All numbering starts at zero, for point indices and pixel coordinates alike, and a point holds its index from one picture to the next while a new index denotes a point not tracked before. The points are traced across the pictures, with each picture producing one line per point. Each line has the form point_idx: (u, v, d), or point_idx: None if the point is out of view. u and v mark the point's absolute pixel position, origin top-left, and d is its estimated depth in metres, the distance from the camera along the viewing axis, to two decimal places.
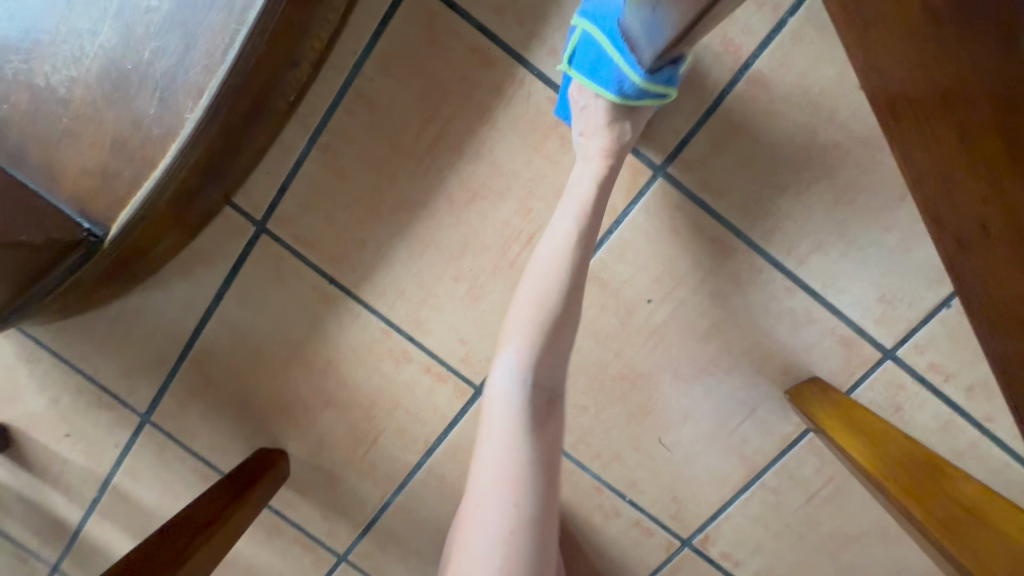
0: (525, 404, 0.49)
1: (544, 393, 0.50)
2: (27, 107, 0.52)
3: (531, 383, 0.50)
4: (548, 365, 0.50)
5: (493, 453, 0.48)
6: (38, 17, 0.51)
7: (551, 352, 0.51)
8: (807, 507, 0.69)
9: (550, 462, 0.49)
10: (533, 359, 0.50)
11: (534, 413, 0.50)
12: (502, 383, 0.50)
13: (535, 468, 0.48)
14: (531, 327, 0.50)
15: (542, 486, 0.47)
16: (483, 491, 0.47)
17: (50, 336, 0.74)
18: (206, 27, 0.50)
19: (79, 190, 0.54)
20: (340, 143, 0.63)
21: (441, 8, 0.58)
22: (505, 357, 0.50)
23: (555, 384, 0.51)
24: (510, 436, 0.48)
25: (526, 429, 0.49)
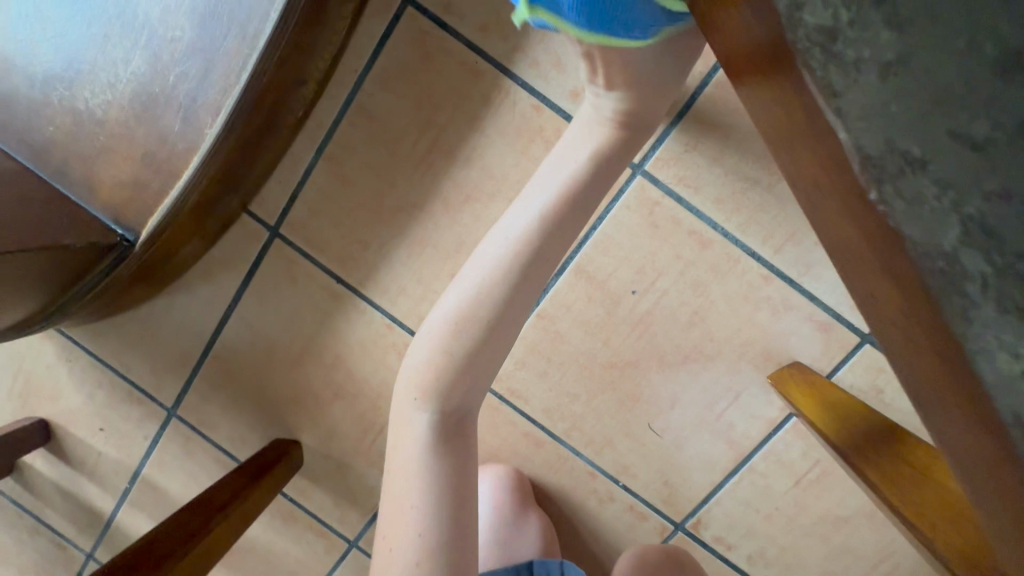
0: (432, 426, 0.49)
1: (455, 413, 0.50)
2: (70, 128, 0.59)
3: (441, 403, 0.50)
4: (457, 388, 0.49)
5: (399, 471, 0.49)
6: (78, 49, 0.58)
7: (463, 374, 0.49)
8: (795, 490, 0.71)
9: (459, 484, 0.49)
10: (439, 381, 0.49)
11: (443, 435, 0.50)
12: (411, 401, 0.50)
13: (442, 490, 0.48)
14: (438, 348, 0.49)
15: (449, 508, 0.48)
16: (392, 504, 0.49)
17: (87, 337, 0.82)
18: (223, 53, 0.56)
19: (113, 200, 0.61)
20: (344, 153, 0.69)
21: (433, 27, 0.64)
22: (413, 377, 0.50)
23: (463, 401, 0.50)
24: (417, 458, 0.49)
25: (431, 451, 0.49)
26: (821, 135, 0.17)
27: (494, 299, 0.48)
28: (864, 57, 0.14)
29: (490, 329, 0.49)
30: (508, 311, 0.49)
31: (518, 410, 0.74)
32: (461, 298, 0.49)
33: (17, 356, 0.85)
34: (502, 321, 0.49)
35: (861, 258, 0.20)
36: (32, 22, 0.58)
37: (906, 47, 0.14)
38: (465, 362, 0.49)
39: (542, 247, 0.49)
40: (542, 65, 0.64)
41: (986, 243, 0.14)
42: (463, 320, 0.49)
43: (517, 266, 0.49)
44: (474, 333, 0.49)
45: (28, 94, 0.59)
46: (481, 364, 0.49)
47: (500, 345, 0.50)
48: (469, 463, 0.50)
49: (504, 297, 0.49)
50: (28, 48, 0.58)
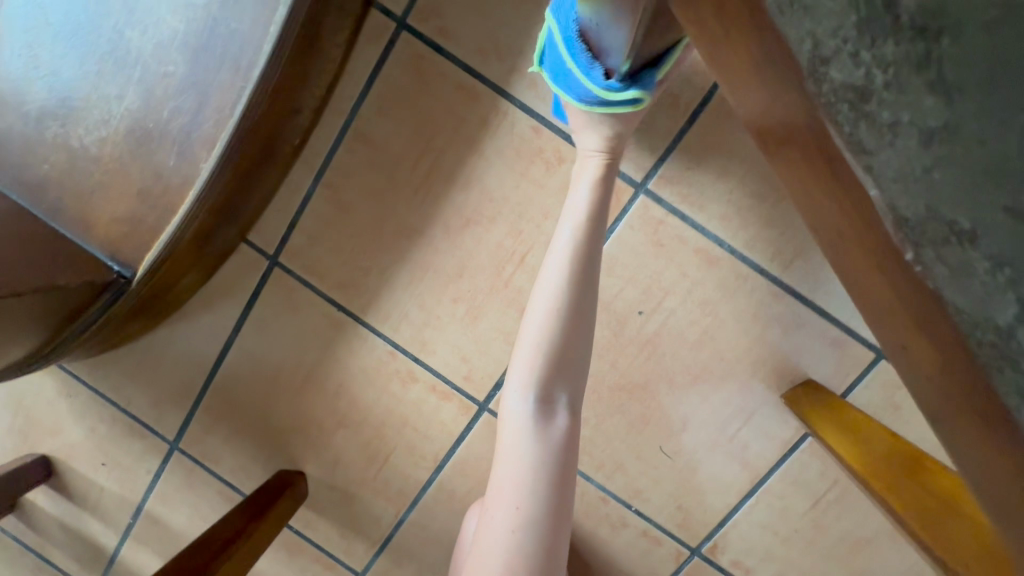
0: (534, 414, 0.52)
1: (555, 401, 0.53)
2: (64, 165, 0.58)
3: (542, 394, 0.53)
4: (553, 378, 0.53)
5: (506, 459, 0.52)
6: (70, 85, 0.57)
7: (558, 368, 0.53)
8: (814, 512, 0.69)
9: (559, 468, 0.51)
10: (538, 376, 0.53)
11: (545, 422, 0.52)
12: (513, 393, 0.53)
13: (546, 472, 0.51)
14: (533, 342, 0.54)
15: (552, 488, 0.50)
16: (496, 492, 0.51)
17: (88, 371, 0.81)
18: (217, 86, 0.55)
19: (109, 235, 0.60)
20: (342, 180, 0.68)
21: (428, 51, 0.64)
22: (513, 371, 0.54)
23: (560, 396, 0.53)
24: (521, 443, 0.52)
25: (535, 437, 0.52)
26: (847, 185, 0.16)
27: (568, 295, 0.54)
28: (904, 120, 0.13)
29: (573, 326, 0.54)
30: (580, 305, 0.54)
31: None
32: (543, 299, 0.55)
33: (17, 392, 0.83)
34: (582, 313, 0.54)
35: (890, 310, 0.19)
36: (22, 58, 0.57)
37: (956, 116, 0.12)
38: (560, 352, 0.53)
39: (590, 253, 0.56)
40: (539, 85, 0.63)
41: None
42: (550, 316, 0.54)
43: (579, 267, 0.55)
44: (560, 325, 0.53)
45: (21, 131, 0.58)
46: (572, 354, 0.53)
47: (585, 338, 0.54)
48: (572, 450, 0.52)
49: (576, 291, 0.54)
50: (20, 85, 0.58)
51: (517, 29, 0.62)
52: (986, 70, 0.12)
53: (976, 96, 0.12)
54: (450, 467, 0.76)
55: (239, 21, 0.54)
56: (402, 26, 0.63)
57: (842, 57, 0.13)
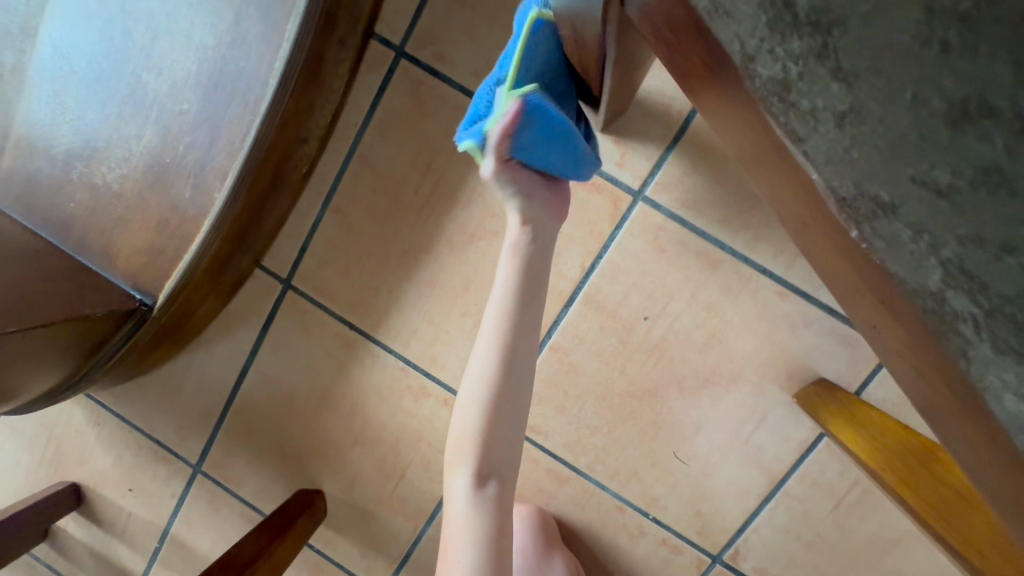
0: (472, 481, 0.51)
1: (492, 470, 0.51)
2: (89, 202, 0.62)
3: (480, 459, 0.51)
4: (489, 443, 0.51)
5: (447, 530, 0.52)
6: (94, 127, 0.61)
7: (493, 432, 0.52)
8: (836, 514, 0.68)
9: (501, 531, 0.51)
10: (473, 446, 0.51)
11: (484, 490, 0.51)
12: (449, 465, 0.52)
13: (488, 537, 0.50)
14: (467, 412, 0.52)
15: (494, 552, 0.50)
16: (442, 561, 0.51)
17: (115, 400, 0.84)
18: (227, 121, 0.59)
19: (131, 266, 0.63)
20: (349, 203, 0.71)
21: (426, 77, 0.66)
22: (451, 441, 0.53)
23: (499, 459, 0.52)
24: (460, 516, 0.51)
25: (472, 509, 0.51)
26: (793, 171, 0.17)
27: (500, 359, 0.53)
28: (819, 106, 0.14)
29: (506, 385, 0.52)
30: (514, 362, 0.53)
31: (538, 445, 0.73)
32: (477, 363, 0.54)
33: (49, 422, 0.87)
34: (513, 379, 0.53)
35: (855, 289, 0.20)
36: (50, 106, 0.62)
37: (857, 97, 0.14)
38: (495, 420, 0.52)
39: (526, 305, 0.54)
40: None
41: (972, 285, 0.14)
42: (484, 384, 0.52)
43: (511, 326, 0.54)
44: (494, 394, 0.52)
45: (50, 173, 0.62)
46: (507, 422, 0.52)
47: (521, 404, 0.53)
48: (510, 515, 0.52)
49: (507, 354, 0.53)
50: (48, 130, 0.62)
51: None
52: (871, 55, 0.13)
53: (867, 80, 0.13)
54: None
55: (247, 59, 0.57)
56: (401, 54, 0.66)
57: (762, 55, 0.14)
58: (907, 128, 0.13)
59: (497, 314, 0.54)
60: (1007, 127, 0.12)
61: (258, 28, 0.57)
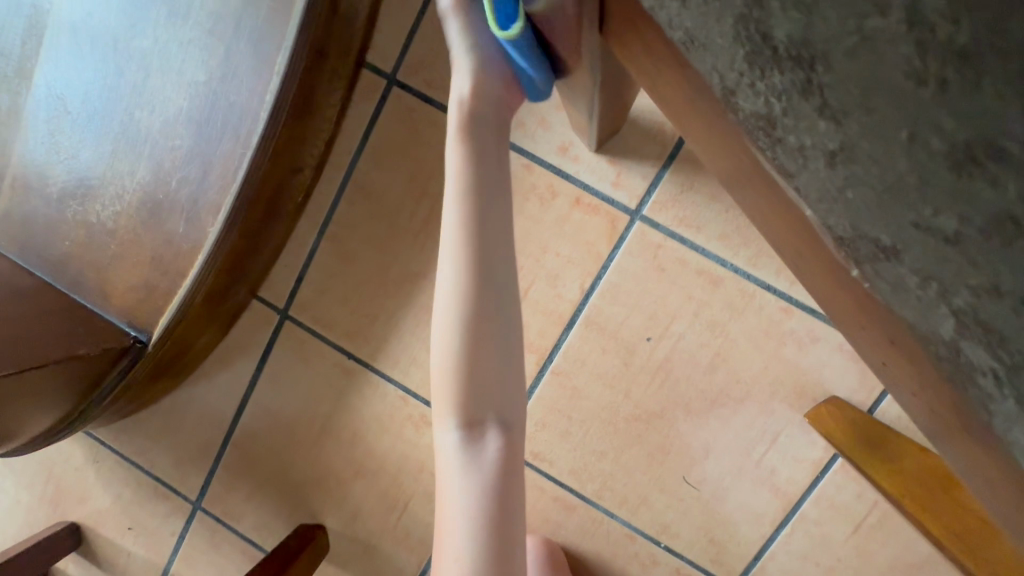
0: (462, 438, 0.44)
1: (486, 419, 0.44)
2: (84, 240, 0.62)
3: (467, 413, 0.44)
4: (475, 393, 0.43)
5: (444, 500, 0.45)
6: (88, 166, 0.61)
7: (475, 383, 0.43)
8: (856, 537, 0.65)
9: (504, 486, 0.44)
10: (455, 401, 0.43)
11: (477, 444, 0.44)
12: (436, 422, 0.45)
13: (488, 497, 0.44)
14: (442, 356, 0.43)
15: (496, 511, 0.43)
16: (439, 527, 0.45)
17: (114, 436, 0.83)
18: (220, 154, 0.58)
19: (126, 303, 0.62)
20: (345, 232, 0.71)
21: (418, 103, 0.66)
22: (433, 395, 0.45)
23: (489, 408, 0.44)
24: (458, 482, 0.44)
25: (466, 467, 0.44)
26: None
27: (470, 295, 0.43)
28: (808, 144, 0.16)
29: (482, 326, 0.43)
30: (489, 296, 0.43)
31: (543, 472, 0.71)
32: (443, 299, 0.43)
33: (47, 461, 0.86)
34: (489, 305, 0.43)
35: (857, 324, 0.19)
36: (45, 146, 0.62)
37: (847, 137, 0.16)
38: (480, 364, 0.43)
39: (491, 223, 0.44)
40: (525, 126, 0.65)
41: (984, 335, 0.15)
42: (457, 324, 0.43)
43: (477, 252, 0.43)
44: (469, 329, 0.43)
45: (45, 213, 0.62)
46: (495, 360, 0.43)
47: (507, 332, 0.44)
48: (517, 465, 0.45)
49: (478, 289, 0.43)
50: (43, 170, 0.62)
51: None
52: (861, 100, 0.15)
53: (857, 120, 0.15)
54: None
55: (237, 93, 0.57)
56: (393, 82, 0.66)
57: (750, 98, 0.16)
58: (904, 170, 0.15)
59: (458, 228, 0.44)
60: (1003, 173, 0.14)
61: (248, 61, 0.57)
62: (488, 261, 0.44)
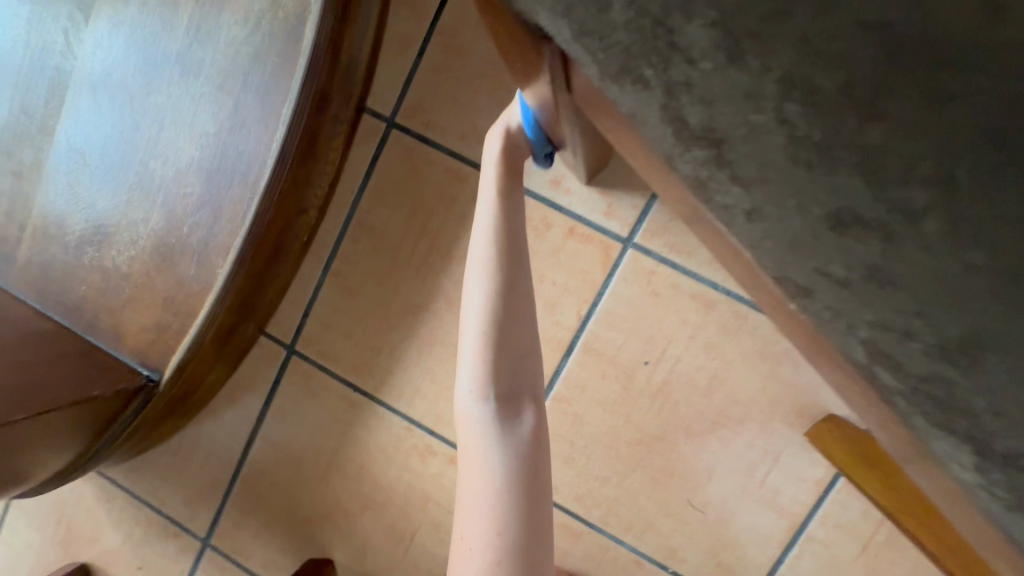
0: (493, 411, 0.45)
1: (516, 389, 0.46)
2: (100, 284, 0.65)
3: (498, 386, 0.45)
4: (506, 366, 0.46)
5: (468, 474, 0.44)
6: (105, 214, 0.64)
7: (506, 356, 0.46)
8: (865, 557, 0.64)
9: (532, 463, 0.44)
10: (487, 374, 0.45)
11: (508, 420, 0.45)
12: (464, 396, 0.46)
13: (517, 474, 0.44)
14: (479, 323, 0.46)
15: (524, 488, 0.43)
16: (464, 508, 0.43)
17: (125, 474, 0.84)
18: (228, 199, 0.62)
19: (139, 343, 0.65)
20: (349, 268, 0.73)
21: (417, 144, 0.70)
22: (461, 366, 0.46)
23: (517, 384, 0.46)
24: (487, 450, 0.44)
25: (497, 441, 0.44)
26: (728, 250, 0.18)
27: (502, 276, 0.47)
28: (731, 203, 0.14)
29: (512, 305, 0.47)
30: (519, 279, 0.48)
31: None
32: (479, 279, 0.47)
33: (59, 502, 0.87)
34: (521, 282, 0.48)
35: (810, 350, 0.20)
36: (65, 197, 0.66)
37: (754, 200, 0.14)
38: (511, 340, 0.46)
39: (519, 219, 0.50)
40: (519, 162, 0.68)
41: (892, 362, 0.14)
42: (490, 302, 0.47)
43: (508, 241, 0.48)
44: (502, 303, 0.47)
45: (64, 260, 0.65)
46: (526, 332, 0.47)
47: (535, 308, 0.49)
48: (544, 443, 0.46)
49: (510, 273, 0.48)
50: (63, 219, 0.65)
51: (494, 114, 0.67)
52: (758, 169, 0.13)
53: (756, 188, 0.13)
54: None
55: (245, 142, 0.61)
56: (392, 125, 0.70)
57: (677, 156, 0.15)
58: (800, 229, 0.13)
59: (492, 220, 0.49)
60: (886, 244, 0.12)
61: (255, 112, 0.60)
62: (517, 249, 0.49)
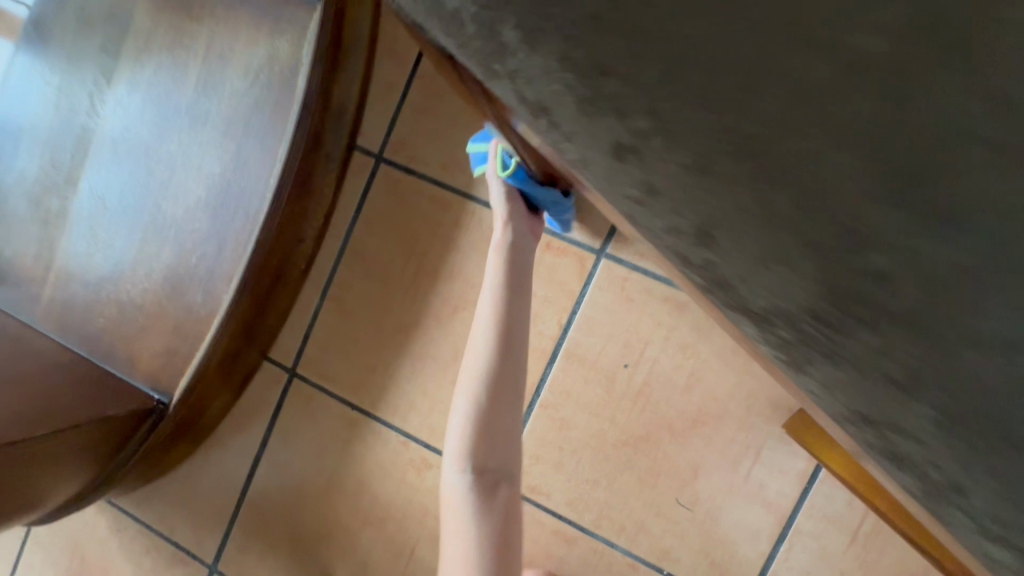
0: (473, 485, 0.54)
1: (493, 468, 0.55)
2: (116, 315, 0.70)
3: (478, 463, 0.54)
4: (487, 446, 0.55)
5: (450, 535, 0.53)
6: (122, 251, 0.71)
7: (488, 437, 0.55)
8: (854, 548, 0.65)
9: (503, 534, 0.53)
10: (470, 451, 0.54)
11: (485, 493, 0.54)
12: (449, 470, 0.54)
13: (489, 542, 0.52)
14: (468, 401, 0.56)
15: (494, 553, 0.52)
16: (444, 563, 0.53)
17: (137, 504, 0.87)
18: (232, 232, 0.68)
19: (150, 368, 0.70)
20: (345, 292, 0.79)
21: (403, 175, 0.76)
22: (449, 440, 0.55)
23: (497, 463, 0.55)
24: (463, 517, 0.53)
25: (475, 511, 0.53)
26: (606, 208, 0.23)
27: (493, 366, 0.57)
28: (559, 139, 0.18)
29: (497, 393, 0.56)
30: (506, 371, 0.57)
31: (541, 506, 0.73)
32: (471, 367, 0.58)
33: (73, 534, 0.90)
34: (508, 368, 0.58)
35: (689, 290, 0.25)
36: (86, 238, 0.72)
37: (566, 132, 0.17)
38: (493, 422, 0.55)
39: (512, 316, 0.60)
40: None
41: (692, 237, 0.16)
42: (479, 387, 0.56)
43: (500, 335, 0.59)
44: (489, 389, 0.56)
45: (84, 295, 0.72)
46: (506, 416, 0.56)
47: (516, 398, 0.57)
48: (516, 516, 0.54)
49: (498, 364, 0.57)
50: (84, 258, 0.72)
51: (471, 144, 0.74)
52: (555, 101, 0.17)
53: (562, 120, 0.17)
54: None
55: (247, 180, 0.67)
56: (380, 160, 0.77)
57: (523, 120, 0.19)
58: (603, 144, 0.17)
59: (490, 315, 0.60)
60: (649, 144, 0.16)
61: (255, 153, 0.67)
62: (507, 342, 0.59)
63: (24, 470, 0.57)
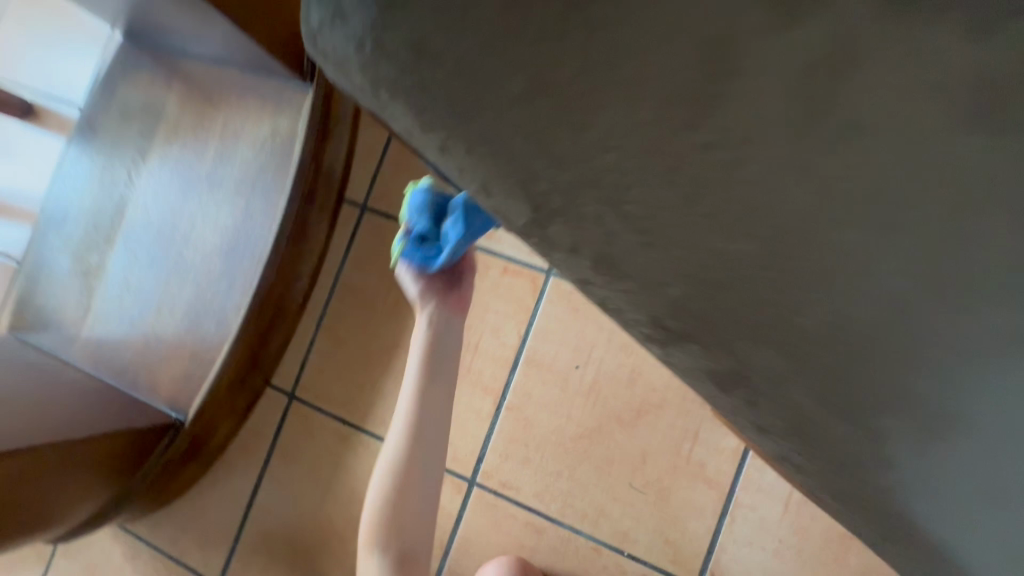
0: (382, 565, 0.63)
1: (401, 551, 0.64)
2: (141, 348, 0.83)
3: (386, 548, 0.63)
4: (394, 532, 0.63)
5: None
6: (148, 294, 0.85)
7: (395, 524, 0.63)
8: (788, 516, 0.73)
9: None
10: (379, 536, 0.63)
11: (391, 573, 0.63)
12: (363, 551, 0.64)
13: None
14: (378, 491, 0.64)
15: None
16: None
17: (151, 530, 0.96)
18: (241, 271, 0.82)
19: (170, 390, 0.82)
20: (337, 321, 0.92)
21: (384, 220, 0.91)
22: (364, 522, 0.64)
23: (405, 546, 0.64)
24: None
25: None
26: None
27: (403, 460, 0.64)
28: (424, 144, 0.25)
29: (404, 487, 0.64)
30: (415, 465, 0.64)
31: (513, 500, 0.81)
32: (385, 459, 0.65)
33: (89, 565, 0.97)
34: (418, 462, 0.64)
35: None
36: (118, 285, 0.87)
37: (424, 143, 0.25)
38: (401, 511, 0.64)
39: (425, 412, 0.66)
40: None
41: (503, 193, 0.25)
42: (389, 481, 0.64)
43: (412, 431, 0.65)
44: (398, 482, 0.64)
45: (115, 333, 0.85)
46: (413, 505, 0.64)
47: (426, 487, 0.65)
48: None
49: (409, 459, 0.64)
50: (116, 302, 0.86)
51: None
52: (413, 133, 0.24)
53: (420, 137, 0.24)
54: (454, 551, 0.82)
55: (253, 228, 0.82)
56: (365, 209, 0.92)
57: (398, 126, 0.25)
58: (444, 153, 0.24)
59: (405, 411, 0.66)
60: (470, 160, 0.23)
61: (260, 206, 0.83)
62: (419, 438, 0.65)
63: (49, 466, 0.67)
